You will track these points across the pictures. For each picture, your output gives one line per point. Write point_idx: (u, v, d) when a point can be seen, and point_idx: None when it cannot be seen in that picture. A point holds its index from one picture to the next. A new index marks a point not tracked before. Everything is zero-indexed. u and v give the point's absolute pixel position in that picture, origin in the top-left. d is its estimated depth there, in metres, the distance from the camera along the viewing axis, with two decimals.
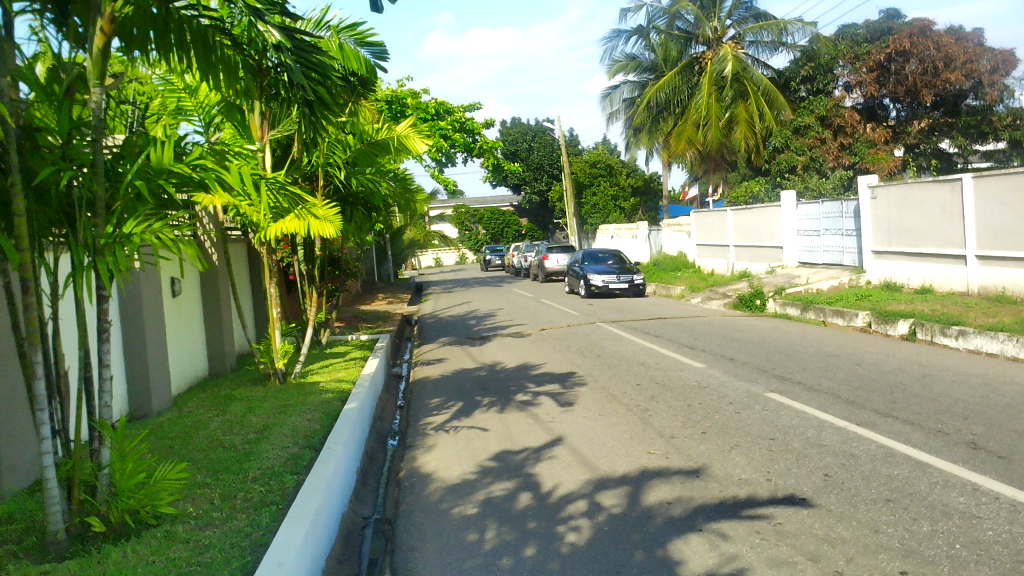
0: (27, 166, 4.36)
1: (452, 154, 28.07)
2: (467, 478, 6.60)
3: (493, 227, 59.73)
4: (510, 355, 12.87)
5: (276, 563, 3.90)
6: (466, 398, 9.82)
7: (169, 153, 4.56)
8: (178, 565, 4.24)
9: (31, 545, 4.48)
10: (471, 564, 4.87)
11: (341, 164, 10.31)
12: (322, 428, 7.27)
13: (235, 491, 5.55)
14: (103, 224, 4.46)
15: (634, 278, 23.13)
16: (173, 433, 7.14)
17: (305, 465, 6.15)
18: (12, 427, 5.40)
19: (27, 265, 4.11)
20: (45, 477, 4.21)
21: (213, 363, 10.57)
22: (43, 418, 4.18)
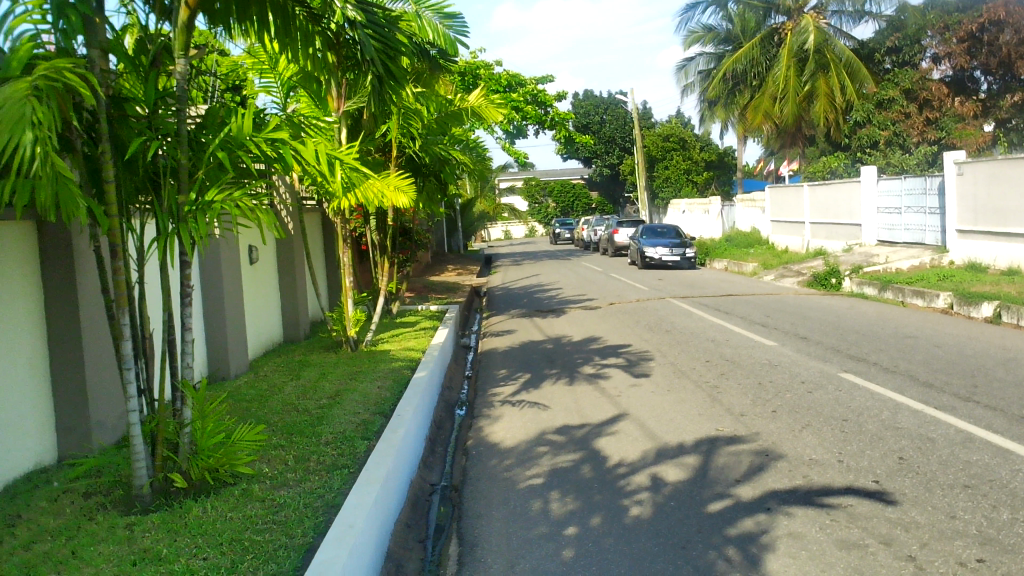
0: (116, 135, 4.54)
1: (523, 127, 28.02)
2: (533, 449, 6.66)
3: (564, 200, 59.90)
4: (578, 328, 12.88)
5: (347, 524, 4.02)
6: (534, 369, 9.88)
7: (248, 124, 4.69)
8: (255, 522, 4.39)
9: (118, 497, 4.72)
10: (537, 533, 4.93)
11: (417, 136, 10.44)
12: (392, 396, 7.39)
13: (309, 453, 5.72)
14: (186, 191, 4.61)
15: (689, 253, 23.80)
16: (249, 395, 7.40)
17: (375, 430, 6.30)
18: (103, 385, 5.69)
19: (116, 230, 4.28)
20: (131, 433, 4.41)
21: (287, 329, 10.83)
22: (130, 377, 4.37)
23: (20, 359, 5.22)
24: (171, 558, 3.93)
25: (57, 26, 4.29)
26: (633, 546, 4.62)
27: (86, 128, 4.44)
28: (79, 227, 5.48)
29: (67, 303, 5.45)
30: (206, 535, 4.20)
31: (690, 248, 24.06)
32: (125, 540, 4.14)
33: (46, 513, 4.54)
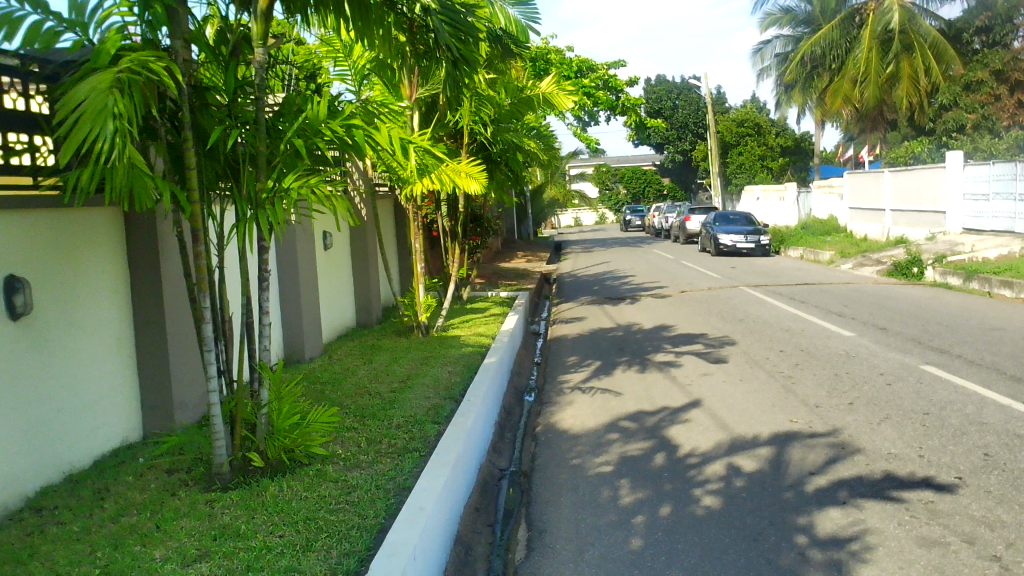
0: (198, 123, 4.67)
1: (595, 113, 27.84)
2: (603, 436, 6.64)
3: (635, 187, 59.34)
4: (649, 316, 12.77)
5: (417, 507, 4.07)
6: (604, 357, 9.83)
7: (324, 110, 4.75)
8: (329, 502, 4.49)
9: (200, 474, 4.89)
10: (606, 521, 4.91)
11: (487, 122, 10.43)
12: (462, 381, 7.46)
13: (381, 436, 5.80)
14: (264, 177, 4.72)
15: (763, 240, 23.32)
16: (323, 378, 7.56)
17: (445, 415, 6.36)
18: (185, 366, 5.88)
19: (198, 216, 4.41)
20: (212, 413, 4.56)
21: (360, 314, 11.01)
22: (211, 358, 4.50)
23: (109, 340, 5.44)
24: (250, 534, 4.05)
25: (143, 17, 4.42)
26: (703, 536, 4.58)
27: (169, 116, 4.58)
28: (162, 213, 5.67)
29: (153, 286, 5.65)
30: (282, 513, 4.32)
31: (766, 235, 23.68)
32: (206, 515, 4.28)
33: (132, 488, 4.72)
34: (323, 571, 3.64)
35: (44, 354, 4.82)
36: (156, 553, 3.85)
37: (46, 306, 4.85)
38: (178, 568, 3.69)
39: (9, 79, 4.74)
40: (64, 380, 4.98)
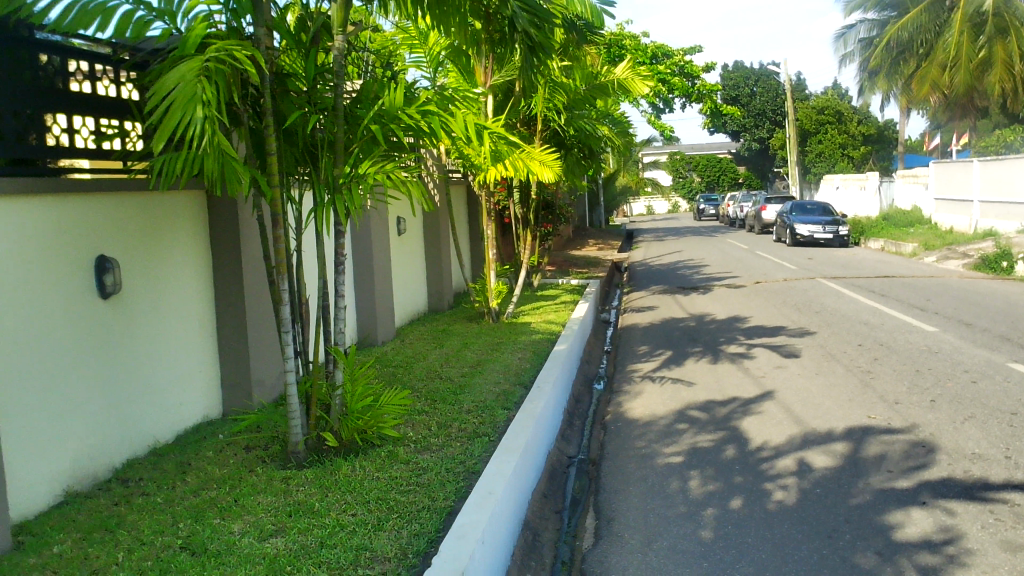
0: (279, 109, 4.78)
1: (670, 100, 27.46)
2: (672, 426, 6.58)
3: (710, 175, 58.40)
4: (722, 306, 12.57)
5: (487, 491, 4.11)
6: (675, 347, 9.73)
7: (401, 97, 4.80)
8: (400, 483, 4.57)
9: (276, 452, 5.03)
10: (676, 512, 4.87)
11: (561, 109, 10.39)
12: (532, 367, 7.48)
13: (451, 420, 5.87)
14: (342, 163, 4.80)
15: (842, 230, 22.70)
16: (395, 361, 7.68)
17: (515, 400, 6.39)
18: (262, 346, 6.04)
19: (277, 200, 4.51)
20: (288, 392, 4.68)
21: (432, 299, 11.12)
22: (288, 339, 4.61)
23: (191, 319, 5.62)
24: (323, 512, 4.15)
25: (228, 6, 4.53)
26: (775, 531, 4.50)
27: (252, 103, 4.70)
28: (243, 198, 5.81)
29: (233, 268, 5.81)
30: (354, 492, 4.41)
31: (845, 226, 23.06)
32: (281, 492, 4.40)
33: (212, 463, 4.88)
34: (394, 551, 3.70)
35: (132, 331, 5.00)
36: (234, 527, 3.97)
37: (133, 285, 5.04)
38: (255, 542, 3.81)
39: (102, 67, 5.04)
40: (149, 357, 5.16)
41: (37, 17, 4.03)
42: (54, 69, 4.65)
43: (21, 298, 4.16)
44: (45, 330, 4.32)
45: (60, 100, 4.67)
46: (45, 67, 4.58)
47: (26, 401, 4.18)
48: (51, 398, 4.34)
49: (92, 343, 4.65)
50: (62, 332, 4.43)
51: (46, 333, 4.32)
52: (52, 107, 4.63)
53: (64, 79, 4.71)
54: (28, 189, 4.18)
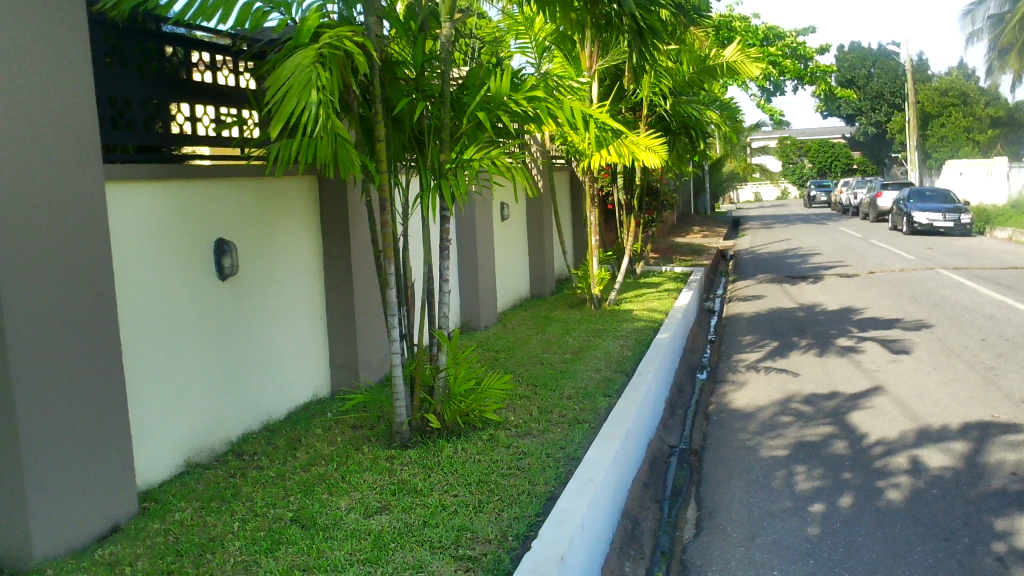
0: (388, 97, 4.89)
1: (781, 83, 26.66)
2: (778, 419, 6.41)
3: (822, 161, 56.40)
4: (833, 297, 12.14)
5: (587, 477, 4.12)
6: (782, 337, 9.46)
7: (507, 84, 4.82)
8: (501, 466, 4.62)
9: (381, 431, 5.16)
10: (781, 507, 4.75)
11: (668, 94, 10.21)
12: (633, 355, 7.42)
13: (552, 405, 5.88)
14: (448, 149, 4.87)
15: (964, 218, 21.56)
16: (497, 345, 7.75)
17: (616, 388, 6.36)
18: (369, 327, 6.20)
19: (385, 186, 4.61)
20: (394, 374, 4.79)
21: (534, 285, 11.17)
22: (394, 322, 4.72)
23: (302, 301, 5.82)
24: (426, 491, 4.24)
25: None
26: (887, 531, 4.33)
27: (362, 91, 4.81)
28: (352, 182, 5.97)
29: (342, 251, 5.97)
30: (457, 473, 4.49)
31: (968, 214, 21.89)
32: (386, 471, 4.52)
33: (321, 439, 5.06)
34: (494, 533, 3.75)
35: (247, 311, 5.22)
36: (341, 503, 4.10)
37: (250, 267, 5.25)
38: (361, 518, 3.92)
39: (223, 57, 5.27)
40: (263, 337, 5.37)
41: (163, 9, 4.20)
42: (178, 60, 4.88)
43: (146, 277, 4.39)
44: (168, 308, 4.54)
45: (184, 90, 4.91)
46: (170, 58, 4.81)
47: (151, 377, 4.42)
48: (173, 374, 4.57)
49: (210, 322, 4.87)
50: (183, 311, 4.65)
51: (169, 311, 4.55)
52: (177, 97, 4.85)
53: (187, 70, 4.94)
54: (154, 174, 4.41)
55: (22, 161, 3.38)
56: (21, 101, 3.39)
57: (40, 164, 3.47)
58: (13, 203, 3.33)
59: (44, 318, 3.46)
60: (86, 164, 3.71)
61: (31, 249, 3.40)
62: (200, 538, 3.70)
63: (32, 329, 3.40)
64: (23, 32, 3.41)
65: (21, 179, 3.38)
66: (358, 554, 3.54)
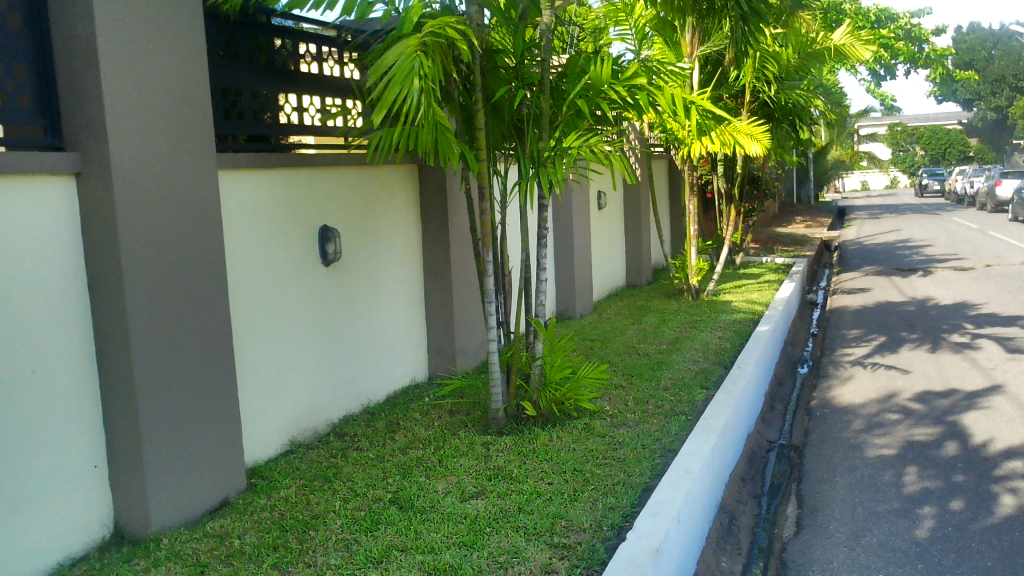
0: (488, 86, 4.91)
1: (893, 66, 25.55)
2: (885, 416, 6.17)
3: (935, 148, 53.87)
4: (946, 291, 11.58)
5: (684, 470, 4.05)
6: (890, 332, 9.09)
7: (607, 70, 4.77)
8: (596, 455, 4.60)
9: (478, 417, 5.22)
10: (887, 508, 4.57)
11: (772, 80, 9.88)
12: (733, 347, 7.26)
13: (649, 396, 5.82)
14: (547, 137, 4.85)
15: None
16: (593, 335, 7.72)
17: (714, 380, 6.24)
18: (467, 314, 6.27)
19: (484, 174, 4.64)
20: (490, 360, 4.83)
21: (630, 274, 11.07)
22: (491, 309, 4.75)
23: (402, 287, 5.93)
24: (521, 478, 4.26)
25: None
26: (1003, 539, 4.11)
27: (463, 80, 4.85)
28: (452, 170, 6.04)
29: (441, 238, 6.05)
30: (552, 461, 4.49)
31: None
32: (483, 456, 4.57)
33: (419, 423, 5.16)
34: (589, 522, 3.74)
35: (348, 296, 5.34)
36: (438, 486, 4.17)
37: (353, 254, 5.39)
38: (457, 502, 3.98)
39: (328, 48, 5.39)
40: (364, 322, 5.50)
41: None
42: (287, 52, 5.02)
43: (255, 263, 4.54)
44: (275, 293, 4.70)
45: (292, 81, 5.05)
46: (279, 51, 4.95)
47: (259, 359, 4.58)
48: (279, 355, 4.74)
49: (313, 308, 5.01)
50: (288, 296, 4.80)
51: (276, 296, 4.71)
52: (285, 88, 5.00)
53: (295, 62, 5.08)
54: (263, 163, 4.56)
55: (142, 150, 3.54)
56: (143, 93, 3.55)
57: (160, 154, 3.63)
58: (136, 192, 3.50)
59: (161, 302, 3.62)
60: (200, 153, 3.87)
61: (151, 236, 3.57)
62: (304, 515, 3.83)
63: (153, 312, 3.57)
64: (146, 28, 3.56)
65: (142, 168, 3.54)
66: (454, 537, 3.59)
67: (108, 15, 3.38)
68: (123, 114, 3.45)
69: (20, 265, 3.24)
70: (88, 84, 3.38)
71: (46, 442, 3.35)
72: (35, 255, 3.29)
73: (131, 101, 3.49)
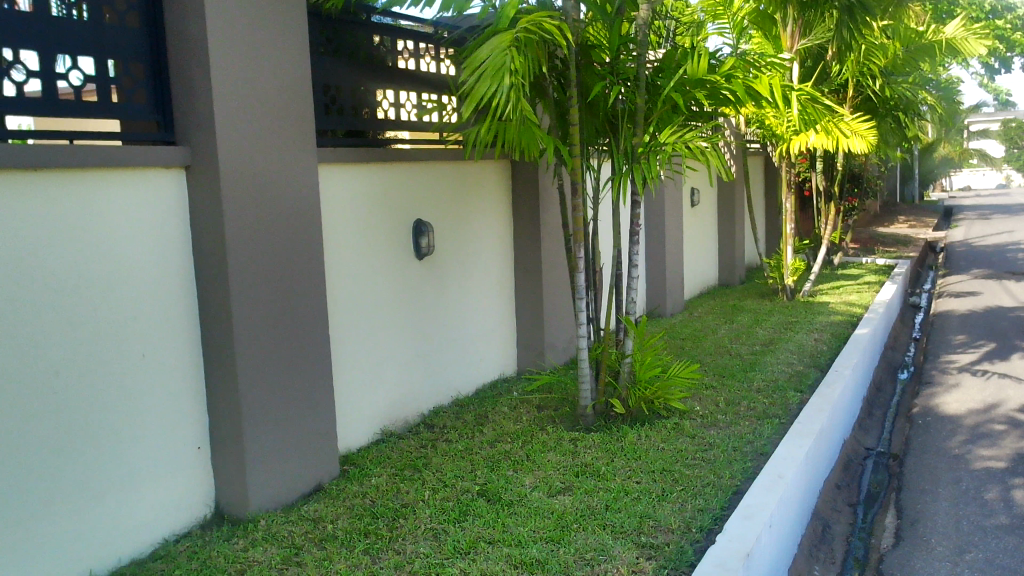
0: (582, 81, 4.89)
1: (1009, 59, 24.29)
2: (993, 427, 5.88)
3: None
4: None
5: (776, 474, 3.96)
6: (1000, 339, 8.66)
7: (704, 65, 4.68)
8: (685, 456, 4.53)
9: (566, 413, 5.21)
10: (994, 523, 4.36)
11: (877, 74, 9.51)
12: (829, 350, 7.04)
13: (740, 397, 5.70)
14: (642, 133, 4.80)
15: None
16: (684, 334, 7.61)
17: (809, 384, 6.06)
18: (556, 310, 6.27)
19: (578, 169, 4.62)
20: (580, 357, 4.82)
21: (722, 273, 10.86)
22: (581, 306, 4.73)
23: (493, 282, 5.97)
24: (609, 476, 4.24)
25: None
26: None
27: (557, 75, 4.84)
28: (545, 165, 6.04)
29: (533, 234, 6.06)
30: (640, 460, 4.45)
31: None
32: (571, 453, 4.56)
33: (507, 417, 5.18)
34: (677, 523, 3.69)
35: (440, 289, 5.41)
36: (526, 480, 4.19)
37: (446, 248, 5.45)
38: (544, 497, 3.99)
39: (425, 45, 5.47)
40: (455, 315, 5.56)
41: None
42: (385, 49, 5.11)
43: (351, 256, 4.65)
44: (369, 286, 4.80)
45: (390, 77, 5.15)
46: (377, 47, 5.04)
47: (354, 349, 4.69)
48: (372, 346, 4.84)
49: (406, 300, 5.10)
50: (382, 288, 4.90)
51: (371, 288, 4.80)
52: (383, 84, 5.10)
53: (393, 58, 5.17)
54: (361, 158, 4.65)
55: (248, 145, 3.67)
56: (249, 90, 3.68)
57: (264, 148, 3.75)
58: (242, 186, 3.63)
59: (263, 291, 3.75)
60: (300, 148, 3.98)
61: (255, 228, 3.70)
62: (394, 503, 3.90)
63: (256, 302, 3.70)
64: (253, 27, 3.68)
65: (248, 162, 3.66)
66: (542, 532, 3.60)
67: (219, 14, 3.51)
68: (231, 110, 3.58)
69: (134, 255, 3.39)
70: (199, 82, 3.51)
71: (154, 426, 3.51)
72: (147, 246, 3.45)
73: (238, 98, 3.62)
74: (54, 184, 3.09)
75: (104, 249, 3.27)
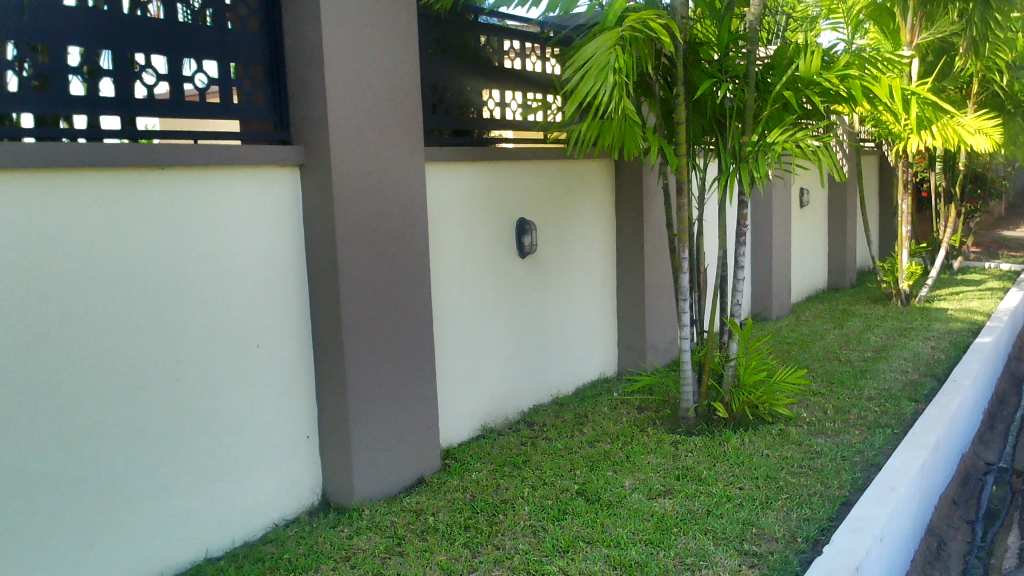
0: (689, 79, 4.82)
1: None
2: None
3: None
4: None
5: (889, 486, 3.80)
6: None
7: (818, 62, 4.53)
8: (791, 464, 4.40)
9: (667, 415, 5.14)
10: None
11: (1005, 67, 9.01)
12: (947, 359, 6.71)
13: (850, 405, 5.50)
14: (750, 131, 4.69)
15: None
16: (790, 338, 7.40)
17: (925, 393, 5.79)
18: (659, 311, 6.19)
19: (683, 169, 4.55)
20: (683, 358, 4.75)
21: (832, 276, 10.50)
22: (685, 307, 4.66)
23: (594, 282, 5.94)
24: (711, 480, 4.16)
25: None
26: None
27: (664, 73, 4.78)
28: (649, 165, 5.97)
29: (636, 233, 6.00)
30: (744, 466, 4.35)
31: None
32: (671, 455, 4.51)
33: (607, 417, 5.16)
34: (783, 532, 3.59)
35: (543, 288, 5.43)
36: (626, 482, 4.16)
37: (547, 247, 5.46)
38: (644, 499, 3.95)
39: (531, 45, 5.50)
40: (555, 314, 5.57)
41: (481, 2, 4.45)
42: (492, 49, 5.16)
43: (455, 254, 4.71)
44: (472, 284, 4.85)
45: (496, 77, 5.20)
46: (484, 47, 5.10)
47: (456, 346, 4.76)
48: (474, 343, 4.89)
49: (507, 299, 5.13)
50: (484, 286, 4.95)
51: (473, 286, 4.86)
52: (489, 84, 5.15)
53: (499, 58, 5.22)
54: (466, 157, 4.72)
55: (358, 145, 3.77)
56: (360, 92, 3.78)
57: (374, 149, 3.85)
58: (352, 185, 3.73)
59: (370, 288, 3.85)
60: (407, 148, 4.06)
61: (363, 225, 3.80)
62: (494, 499, 3.94)
63: (363, 298, 3.80)
64: (366, 30, 3.78)
65: (358, 163, 3.77)
66: (641, 534, 3.57)
67: (334, 18, 3.62)
68: (343, 111, 3.68)
69: (249, 252, 3.53)
70: (313, 83, 3.63)
71: (266, 416, 3.65)
72: (262, 242, 3.59)
73: (349, 99, 3.72)
74: (177, 183, 3.25)
75: (221, 244, 3.42)
